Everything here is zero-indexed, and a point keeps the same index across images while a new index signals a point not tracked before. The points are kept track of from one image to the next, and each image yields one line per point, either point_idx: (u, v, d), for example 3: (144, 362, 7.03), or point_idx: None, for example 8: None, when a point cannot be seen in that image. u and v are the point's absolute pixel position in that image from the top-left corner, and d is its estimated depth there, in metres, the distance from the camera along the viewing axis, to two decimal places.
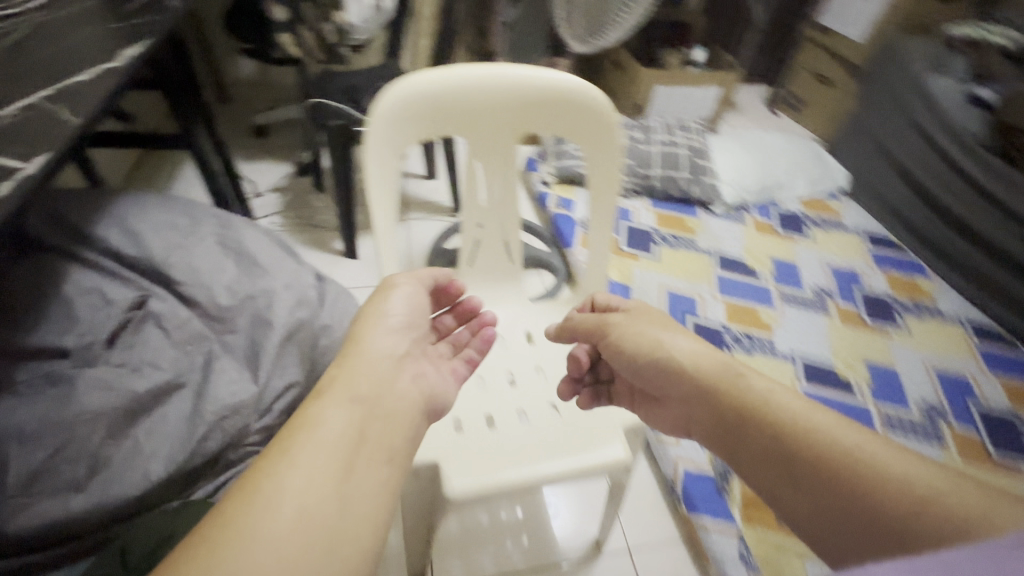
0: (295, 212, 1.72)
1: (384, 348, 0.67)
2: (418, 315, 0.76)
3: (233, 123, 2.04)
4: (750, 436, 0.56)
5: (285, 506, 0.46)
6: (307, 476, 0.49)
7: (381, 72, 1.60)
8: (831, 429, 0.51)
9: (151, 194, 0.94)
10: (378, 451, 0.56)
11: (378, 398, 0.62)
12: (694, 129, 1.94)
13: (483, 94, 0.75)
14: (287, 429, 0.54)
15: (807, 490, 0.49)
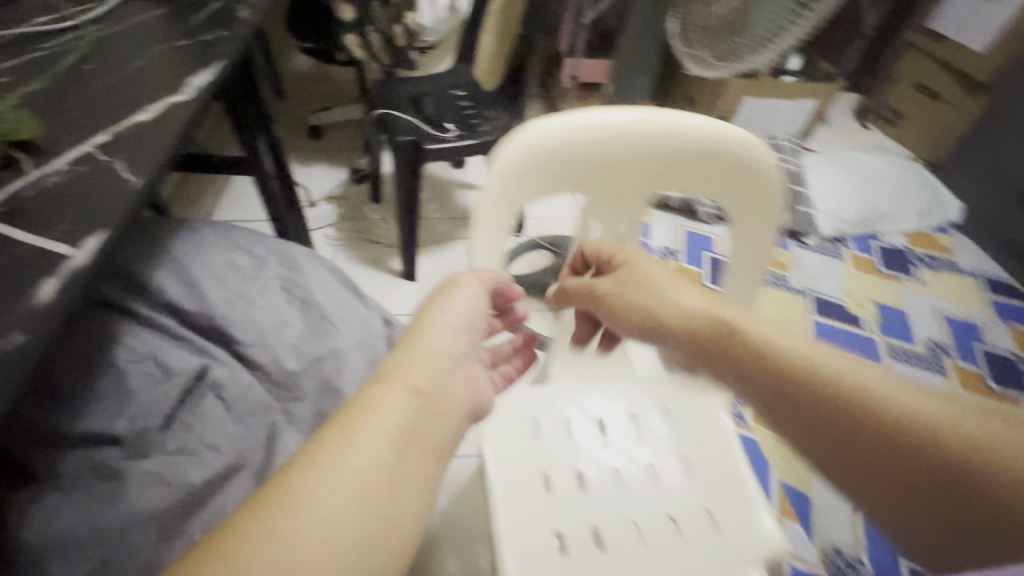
0: (351, 224, 1.61)
1: (445, 344, 0.60)
2: (478, 319, 0.68)
3: (287, 123, 1.94)
4: (755, 380, 0.49)
5: (337, 489, 0.43)
6: (362, 466, 0.45)
7: (450, 78, 1.47)
8: (850, 373, 0.46)
9: (210, 232, 0.84)
10: (428, 447, 0.51)
11: (436, 394, 0.55)
12: (788, 148, 1.73)
13: (619, 144, 0.60)
14: (343, 410, 0.49)
15: (825, 434, 0.45)
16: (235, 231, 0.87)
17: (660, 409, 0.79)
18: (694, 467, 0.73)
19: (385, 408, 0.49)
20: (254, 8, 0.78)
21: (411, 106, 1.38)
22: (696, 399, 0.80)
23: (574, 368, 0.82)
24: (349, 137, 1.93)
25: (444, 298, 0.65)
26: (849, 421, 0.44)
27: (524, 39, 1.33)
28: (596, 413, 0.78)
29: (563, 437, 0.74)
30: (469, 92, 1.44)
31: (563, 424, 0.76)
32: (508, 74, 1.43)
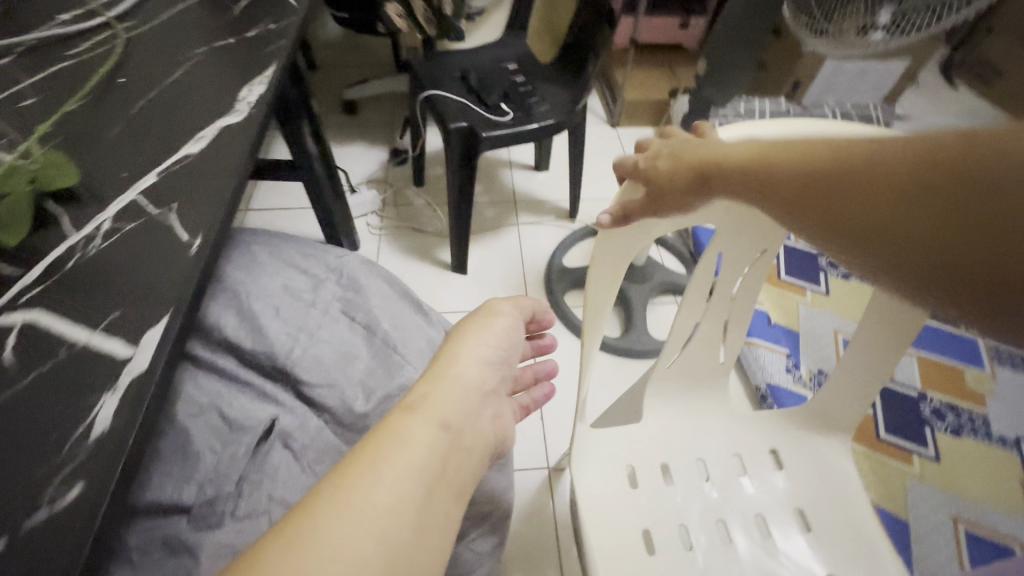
0: (394, 211, 1.52)
1: (474, 374, 0.59)
2: (512, 351, 0.65)
3: (320, 98, 1.83)
4: (755, 186, 0.43)
5: (363, 521, 0.42)
6: (391, 503, 0.43)
7: (500, 50, 1.33)
8: (841, 143, 0.38)
9: (265, 250, 0.77)
10: (453, 486, 0.49)
11: (464, 432, 0.54)
12: (876, 120, 1.54)
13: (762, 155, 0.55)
14: (370, 437, 0.48)
15: (828, 200, 0.36)
16: (286, 246, 0.79)
17: (769, 453, 0.69)
18: (813, 524, 0.63)
19: (415, 440, 0.48)
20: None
21: (460, 83, 1.25)
22: (810, 439, 0.70)
23: (666, 402, 0.71)
24: (385, 113, 1.81)
25: (482, 324, 0.64)
26: (820, 190, 0.37)
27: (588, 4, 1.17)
28: (693, 454, 0.68)
29: (661, 484, 0.65)
30: (522, 66, 1.30)
31: (660, 470, 0.66)
32: (566, 45, 1.28)
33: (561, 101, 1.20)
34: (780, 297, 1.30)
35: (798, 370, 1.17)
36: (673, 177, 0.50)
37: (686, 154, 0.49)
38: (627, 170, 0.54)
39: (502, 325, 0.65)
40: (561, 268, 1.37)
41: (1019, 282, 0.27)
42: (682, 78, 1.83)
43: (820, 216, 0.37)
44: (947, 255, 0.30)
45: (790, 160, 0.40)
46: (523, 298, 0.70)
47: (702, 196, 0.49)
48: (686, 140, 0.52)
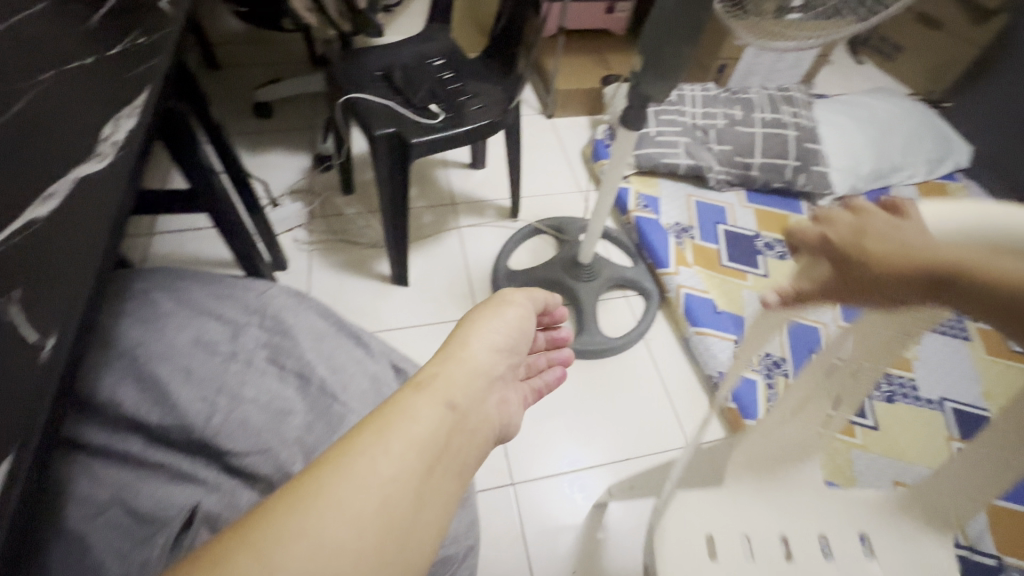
0: (324, 223, 1.41)
1: (480, 360, 0.64)
2: (521, 338, 0.73)
3: (226, 100, 1.66)
4: None
5: (366, 484, 0.45)
6: (392, 470, 0.47)
7: (423, 43, 1.24)
8: None
9: (167, 297, 0.66)
10: (454, 464, 0.54)
11: (468, 413, 0.58)
12: (800, 100, 1.57)
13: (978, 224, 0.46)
14: (378, 411, 0.52)
15: None
16: (196, 291, 0.69)
17: (860, 539, 0.65)
18: None
19: (419, 417, 0.52)
20: (173, 9, 0.61)
21: (381, 83, 1.15)
22: (897, 524, 0.66)
23: (751, 475, 0.68)
24: (305, 115, 1.67)
25: (493, 316, 0.71)
26: None
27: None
28: (777, 529, 0.65)
29: (741, 558, 0.61)
30: (448, 60, 1.22)
31: (742, 544, 0.63)
32: (492, 37, 1.21)
33: (492, 98, 1.14)
34: (724, 284, 1.32)
35: (747, 357, 1.19)
36: (901, 279, 0.42)
37: (910, 250, 0.42)
38: (805, 243, 0.46)
39: (512, 315, 0.73)
40: (508, 272, 1.33)
41: None
42: (612, 64, 1.81)
43: None
44: None
45: None
46: (540, 293, 0.82)
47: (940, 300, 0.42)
48: (896, 223, 0.43)
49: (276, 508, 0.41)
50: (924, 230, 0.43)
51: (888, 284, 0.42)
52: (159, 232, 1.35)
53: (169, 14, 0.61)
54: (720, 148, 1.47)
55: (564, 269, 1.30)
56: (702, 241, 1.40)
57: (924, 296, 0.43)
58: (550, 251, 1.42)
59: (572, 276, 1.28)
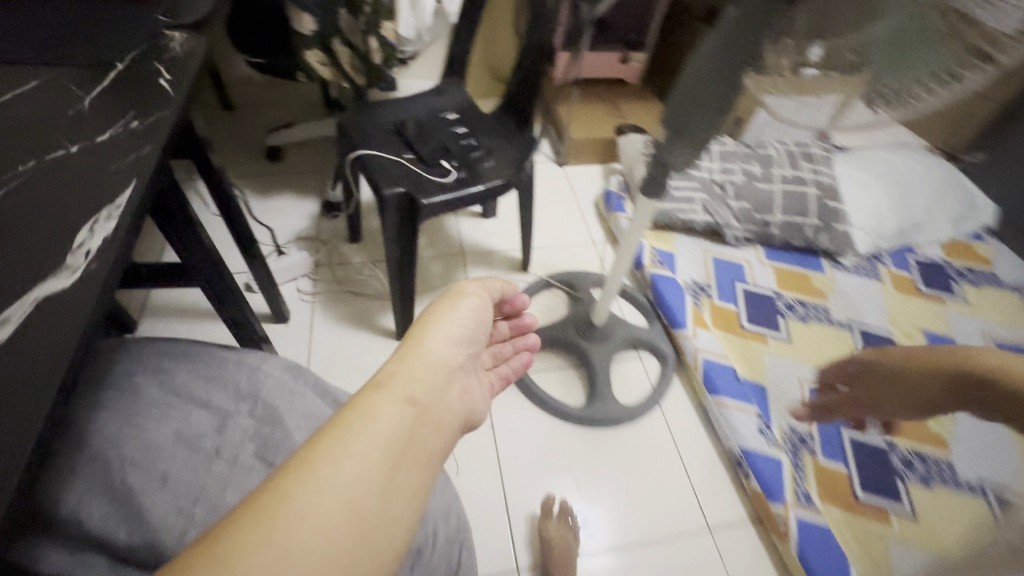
0: (329, 272, 1.37)
1: (438, 356, 0.70)
2: (476, 330, 0.80)
3: (238, 142, 1.65)
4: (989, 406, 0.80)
5: (335, 486, 0.48)
6: (358, 468, 0.50)
7: (436, 97, 1.22)
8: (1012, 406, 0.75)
9: (151, 385, 0.61)
10: (419, 458, 0.57)
11: (430, 407, 0.62)
12: (820, 155, 1.53)
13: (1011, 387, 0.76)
14: (341, 416, 0.55)
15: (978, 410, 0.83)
16: (183, 375, 0.64)
17: None
18: None
19: (381, 416, 0.56)
20: (174, 89, 0.55)
21: (394, 137, 1.13)
22: None
23: None
24: (316, 159, 1.66)
25: (447, 313, 0.77)
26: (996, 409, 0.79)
27: (529, 53, 1.09)
28: None
29: None
30: (462, 115, 1.20)
31: None
32: (508, 93, 1.19)
33: (506, 156, 1.11)
34: (744, 348, 1.25)
35: (771, 431, 1.11)
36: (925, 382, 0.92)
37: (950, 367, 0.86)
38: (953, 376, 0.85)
39: (468, 311, 0.79)
40: None
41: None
42: (626, 114, 1.79)
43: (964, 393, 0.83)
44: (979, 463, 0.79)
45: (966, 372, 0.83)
46: (492, 284, 0.88)
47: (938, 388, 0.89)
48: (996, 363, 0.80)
49: (243, 519, 0.43)
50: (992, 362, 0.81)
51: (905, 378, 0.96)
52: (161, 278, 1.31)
53: (171, 92, 0.56)
54: (738, 204, 1.43)
55: (577, 330, 1.24)
56: (720, 300, 1.34)
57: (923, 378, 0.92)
58: (562, 308, 1.37)
59: (585, 337, 1.23)
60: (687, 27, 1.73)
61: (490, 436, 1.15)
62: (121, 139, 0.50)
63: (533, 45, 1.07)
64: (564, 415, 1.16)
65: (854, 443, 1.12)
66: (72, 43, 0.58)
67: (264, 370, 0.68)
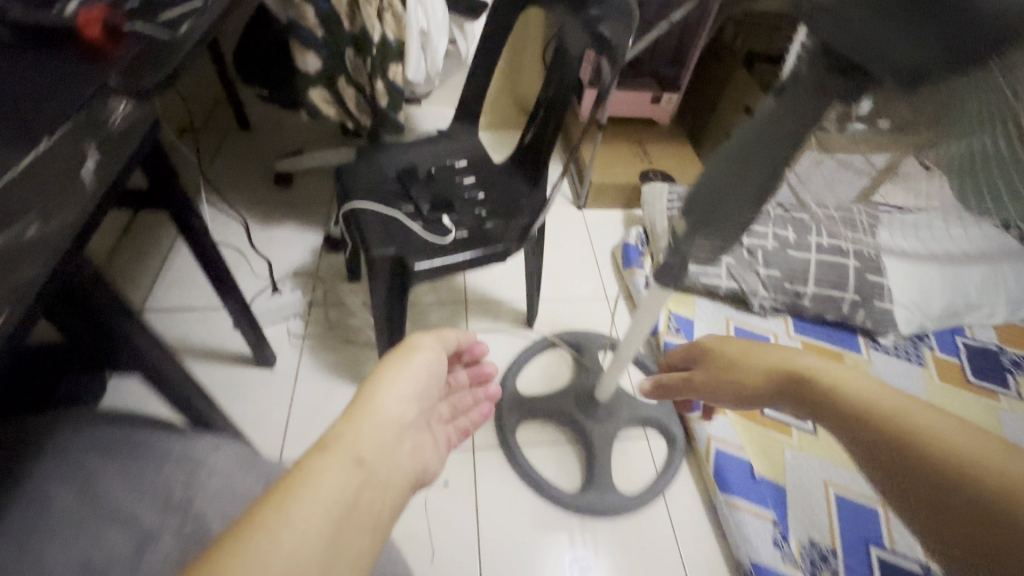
0: (323, 314, 1.31)
1: (389, 412, 0.67)
2: (431, 383, 0.78)
3: (247, 165, 1.61)
4: (909, 477, 0.50)
5: (271, 558, 0.46)
6: (297, 540, 0.48)
7: (445, 142, 1.14)
8: (946, 431, 0.51)
9: (68, 496, 0.55)
10: (366, 520, 0.55)
11: (380, 467, 0.61)
12: (862, 222, 1.40)
13: (942, 438, 0.50)
14: (283, 481, 0.53)
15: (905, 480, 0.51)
16: (109, 480, 0.57)
17: None
18: None
19: (327, 478, 0.54)
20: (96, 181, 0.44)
21: (394, 186, 1.05)
22: None
23: None
24: (324, 187, 1.60)
25: (399, 367, 0.74)
26: (935, 479, 0.48)
27: (545, 104, 1.01)
28: None
29: None
30: (471, 163, 1.12)
31: None
32: (522, 143, 1.11)
33: (513, 215, 1.02)
34: (764, 437, 1.13)
35: (787, 543, 0.98)
36: (757, 386, 0.68)
37: (753, 372, 0.69)
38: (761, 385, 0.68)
39: (420, 364, 0.76)
40: (513, 395, 1.18)
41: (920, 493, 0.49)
42: (653, 158, 1.69)
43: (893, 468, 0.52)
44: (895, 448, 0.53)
45: (856, 402, 0.58)
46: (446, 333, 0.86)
47: (788, 398, 0.66)
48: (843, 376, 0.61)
49: None
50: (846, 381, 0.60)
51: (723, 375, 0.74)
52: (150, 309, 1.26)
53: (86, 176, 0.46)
54: (768, 272, 1.31)
55: (577, 403, 1.15)
56: None
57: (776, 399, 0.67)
58: (565, 372, 1.27)
59: (585, 412, 1.13)
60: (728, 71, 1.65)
61: (473, 516, 1.05)
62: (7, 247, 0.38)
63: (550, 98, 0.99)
64: (556, 500, 1.06)
65: (884, 564, 0.99)
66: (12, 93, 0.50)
67: (211, 466, 0.60)
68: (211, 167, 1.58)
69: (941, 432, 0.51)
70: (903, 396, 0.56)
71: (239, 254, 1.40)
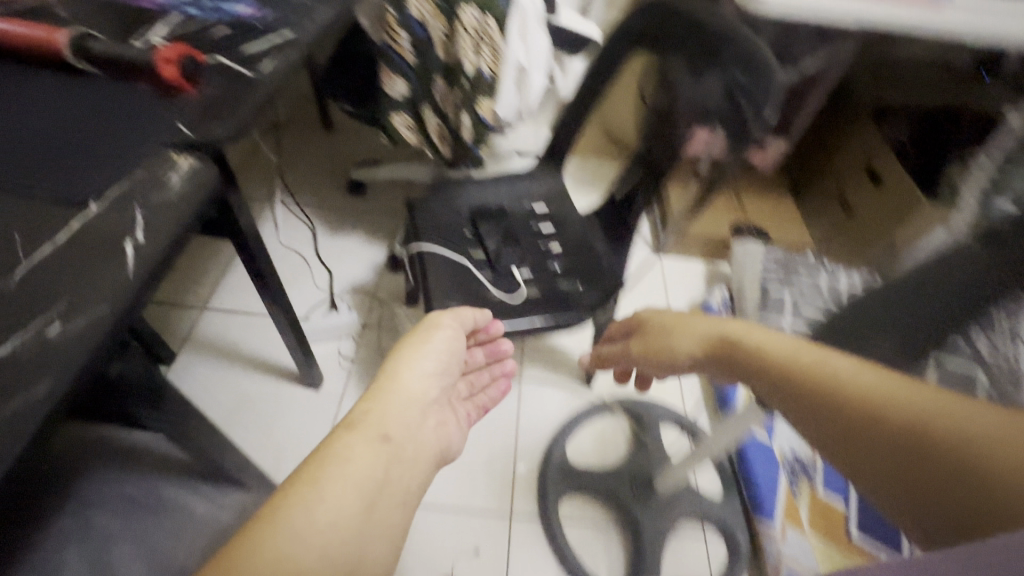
0: (376, 338, 1.26)
1: (413, 392, 0.67)
2: (454, 360, 0.74)
3: (325, 168, 1.60)
4: (838, 422, 0.44)
5: (310, 531, 0.49)
6: (331, 516, 0.51)
7: (526, 181, 1.05)
8: (847, 371, 0.46)
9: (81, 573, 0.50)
10: (397, 493, 0.57)
11: (406, 443, 0.62)
12: None
13: (849, 377, 0.45)
14: (313, 458, 0.55)
15: (826, 434, 0.44)
16: (125, 554, 0.52)
17: None
18: None
19: (354, 457, 0.56)
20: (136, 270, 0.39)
21: (467, 228, 0.98)
22: None
23: None
24: (396, 199, 1.56)
25: (419, 342, 0.72)
26: (844, 428, 0.43)
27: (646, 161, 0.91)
28: None
29: None
30: (552, 210, 1.03)
31: None
32: (609, 196, 1.01)
33: (590, 279, 0.93)
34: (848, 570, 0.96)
35: None
36: (685, 352, 0.65)
37: (687, 335, 0.65)
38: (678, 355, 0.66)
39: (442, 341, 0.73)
40: (560, 464, 1.08)
41: (848, 446, 0.42)
42: (748, 210, 1.53)
43: (817, 421, 0.45)
44: (817, 409, 0.46)
45: (781, 352, 0.53)
46: (463, 312, 0.78)
47: (720, 364, 0.61)
48: (763, 338, 0.56)
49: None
50: (763, 335, 0.57)
51: (660, 348, 0.69)
52: (212, 309, 1.27)
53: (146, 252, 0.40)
54: None
55: (630, 485, 1.05)
56: (824, 492, 1.06)
57: (711, 362, 0.62)
58: (620, 441, 1.15)
59: (636, 498, 1.03)
60: (855, 124, 1.46)
61: None
62: (36, 355, 0.34)
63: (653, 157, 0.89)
64: None
65: None
66: (69, 142, 0.45)
67: None
68: (288, 168, 1.57)
69: (861, 379, 0.44)
70: (825, 351, 0.50)
71: (303, 263, 1.39)
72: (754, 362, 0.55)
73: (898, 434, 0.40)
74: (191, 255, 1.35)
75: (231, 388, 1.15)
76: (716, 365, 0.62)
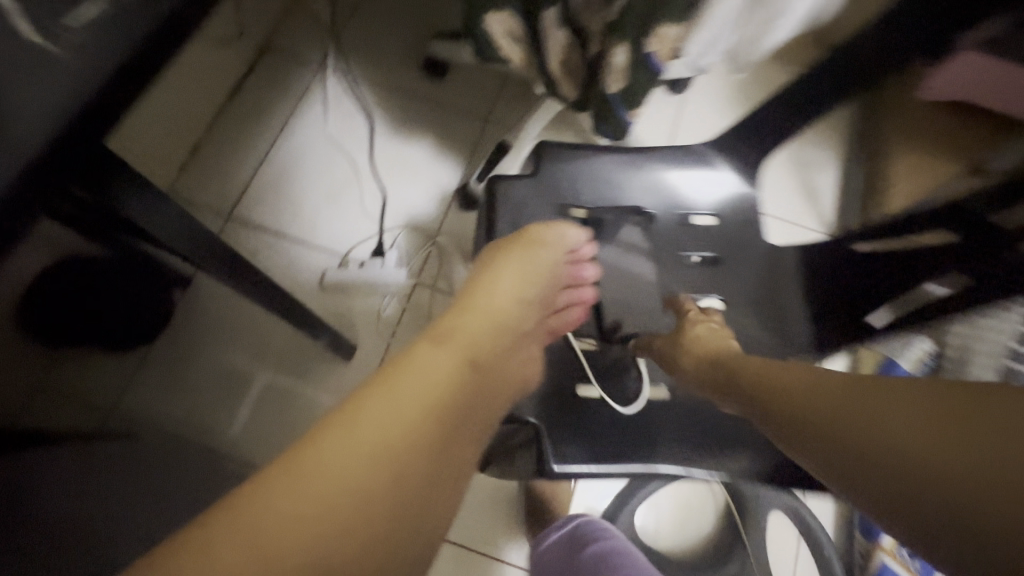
0: (427, 303, 0.98)
1: (504, 318, 0.54)
2: (554, 284, 0.59)
3: (398, 25, 1.14)
4: (879, 455, 0.36)
5: (377, 444, 0.40)
6: (411, 429, 0.41)
7: (689, 168, 0.63)
8: (893, 403, 0.37)
9: None
10: (474, 423, 0.46)
11: (492, 370, 0.50)
12: None
13: (899, 411, 0.37)
14: (389, 368, 0.45)
15: (877, 478, 0.36)
16: None
17: None
18: None
19: (435, 373, 0.45)
20: None
21: (579, 234, 0.61)
22: None
23: None
24: (487, 92, 1.12)
25: (518, 263, 0.57)
26: (906, 468, 0.35)
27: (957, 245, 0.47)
28: None
29: None
30: (720, 227, 0.63)
31: None
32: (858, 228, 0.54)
33: None
34: None
35: None
36: (696, 363, 0.54)
37: (703, 349, 0.54)
38: (690, 368, 0.54)
39: (541, 264, 0.58)
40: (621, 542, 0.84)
41: (910, 486, 0.34)
42: None
43: (864, 474, 0.37)
44: (864, 449, 0.37)
45: (795, 382, 0.44)
46: (567, 229, 0.60)
47: (724, 395, 0.50)
48: (784, 366, 0.46)
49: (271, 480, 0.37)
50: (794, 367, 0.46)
51: (675, 346, 0.56)
52: (237, 220, 1.01)
53: None
54: None
55: None
56: None
57: (717, 390, 0.51)
58: (707, 521, 0.88)
59: None
60: None
61: None
62: None
63: (993, 246, 0.46)
64: None
65: None
66: None
67: None
68: (349, 20, 1.13)
69: (905, 415, 0.36)
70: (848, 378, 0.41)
71: (351, 172, 1.05)
72: (774, 389, 0.45)
73: (961, 471, 0.32)
74: (219, 137, 1.05)
75: (250, 334, 0.95)
76: (733, 399, 0.49)
